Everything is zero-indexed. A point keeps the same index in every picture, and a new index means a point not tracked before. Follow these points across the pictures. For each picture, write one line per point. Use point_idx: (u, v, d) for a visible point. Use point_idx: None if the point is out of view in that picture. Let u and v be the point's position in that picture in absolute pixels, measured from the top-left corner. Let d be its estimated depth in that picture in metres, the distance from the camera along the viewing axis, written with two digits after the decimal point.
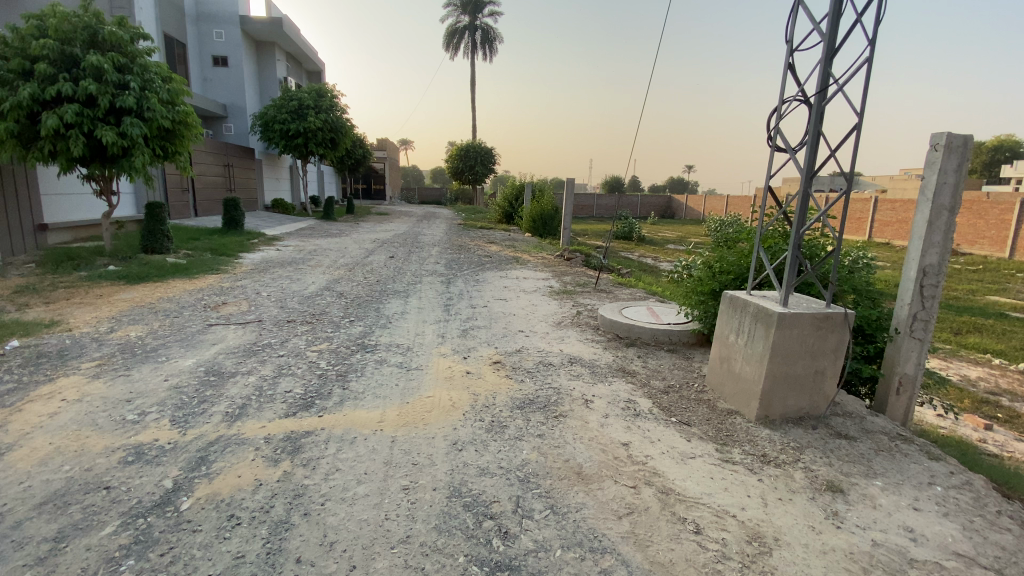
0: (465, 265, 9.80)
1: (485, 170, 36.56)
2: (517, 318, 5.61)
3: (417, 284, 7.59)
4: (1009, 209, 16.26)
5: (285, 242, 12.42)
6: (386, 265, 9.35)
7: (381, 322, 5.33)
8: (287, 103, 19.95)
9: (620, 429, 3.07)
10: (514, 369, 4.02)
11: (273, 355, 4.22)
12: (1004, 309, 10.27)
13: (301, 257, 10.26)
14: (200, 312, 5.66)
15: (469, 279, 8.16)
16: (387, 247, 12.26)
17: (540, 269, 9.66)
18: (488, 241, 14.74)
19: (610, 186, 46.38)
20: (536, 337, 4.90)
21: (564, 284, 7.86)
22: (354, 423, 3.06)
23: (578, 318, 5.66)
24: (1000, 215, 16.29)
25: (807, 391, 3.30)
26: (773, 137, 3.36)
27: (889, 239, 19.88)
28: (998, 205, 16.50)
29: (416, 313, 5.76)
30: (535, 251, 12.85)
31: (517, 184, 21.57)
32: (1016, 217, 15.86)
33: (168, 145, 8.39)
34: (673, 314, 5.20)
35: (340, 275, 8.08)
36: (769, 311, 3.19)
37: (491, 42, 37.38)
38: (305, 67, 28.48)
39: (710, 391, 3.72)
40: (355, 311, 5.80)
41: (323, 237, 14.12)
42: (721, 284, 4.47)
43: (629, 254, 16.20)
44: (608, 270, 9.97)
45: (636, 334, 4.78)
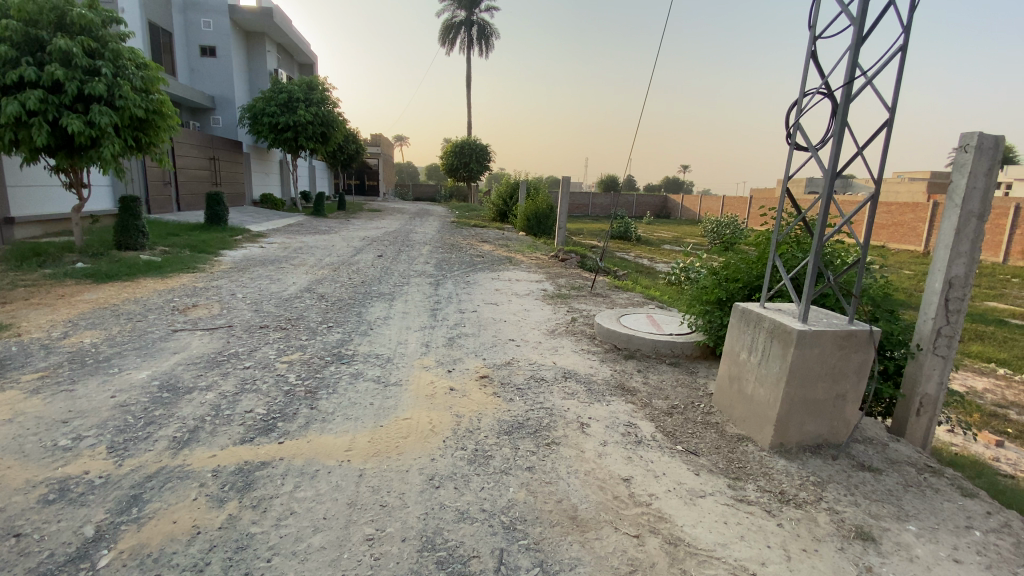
0: (455, 266, 9.41)
1: (480, 168, 36.19)
2: (507, 325, 5.26)
3: (404, 285, 7.22)
4: (1004, 214, 16.15)
5: (270, 239, 11.97)
6: (372, 265, 8.95)
7: (360, 328, 4.96)
8: (277, 96, 19.49)
9: (619, 460, 2.72)
10: (502, 384, 3.66)
11: (238, 368, 3.83)
12: (1006, 315, 10.06)
13: (284, 255, 9.83)
14: (166, 315, 5.25)
15: (458, 281, 7.78)
16: (375, 245, 11.86)
17: (533, 270, 9.31)
18: (480, 240, 14.37)
19: (606, 185, 46.13)
20: (527, 347, 4.54)
21: (558, 287, 7.50)
22: (318, 452, 2.70)
23: (573, 325, 5.31)
24: (994, 221, 16.17)
25: (826, 416, 2.97)
26: (792, 133, 3.03)
27: (884, 242, 19.71)
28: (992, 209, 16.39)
29: (399, 318, 5.37)
30: (529, 251, 12.50)
31: (512, 182, 21.22)
32: (1010, 222, 15.71)
33: (142, 135, 7.93)
34: (675, 323, 4.85)
35: (324, 276, 7.69)
36: (787, 327, 2.85)
37: (488, 38, 36.96)
38: (297, 60, 27.92)
39: (718, 413, 3.38)
40: (333, 316, 5.41)
41: (310, 234, 13.69)
42: (728, 292, 4.15)
43: (624, 254, 15.90)
44: (603, 272, 9.64)
45: (636, 345, 4.43)
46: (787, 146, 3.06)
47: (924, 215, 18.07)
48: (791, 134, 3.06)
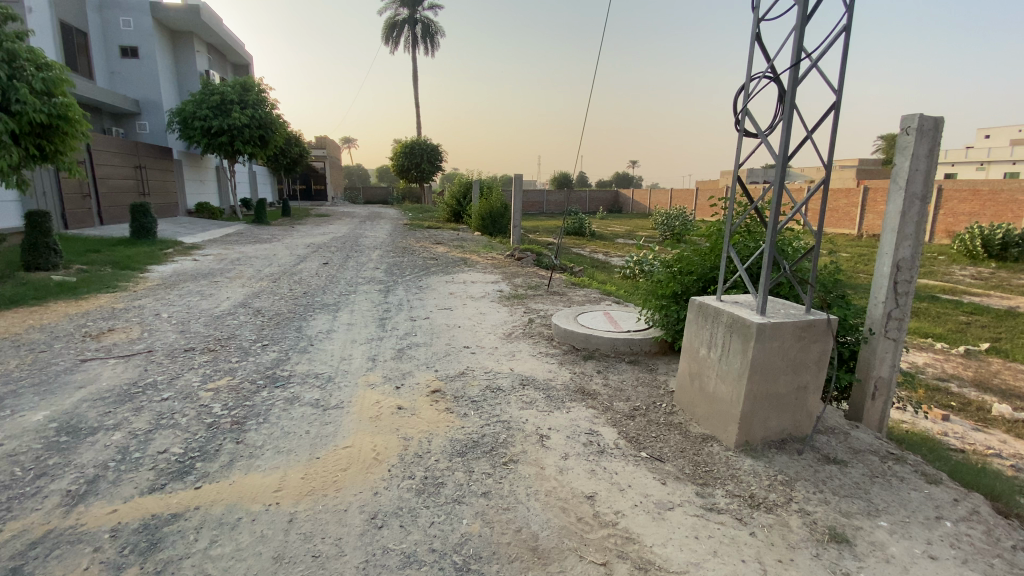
0: (407, 270, 9.02)
1: (432, 168, 35.54)
2: (461, 332, 4.98)
3: (351, 294, 6.81)
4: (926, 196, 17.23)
5: (204, 251, 11.15)
6: (317, 273, 8.44)
7: (301, 345, 4.55)
8: (208, 98, 18.23)
9: (581, 475, 2.51)
10: (456, 398, 3.39)
11: (153, 400, 3.38)
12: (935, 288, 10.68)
13: (220, 268, 9.15)
14: (76, 342, 4.65)
15: (410, 286, 7.42)
16: (322, 252, 11.27)
17: (489, 271, 9.07)
18: (434, 242, 14.00)
19: (559, 182, 46.39)
20: (483, 354, 4.28)
21: (514, 288, 7.27)
22: (242, 495, 2.35)
23: (530, 327, 5.10)
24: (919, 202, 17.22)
25: (789, 410, 2.88)
26: (741, 118, 2.90)
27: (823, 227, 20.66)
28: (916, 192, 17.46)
29: (344, 331, 5.00)
30: (484, 251, 12.24)
31: (464, 181, 20.88)
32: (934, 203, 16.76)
33: (45, 143, 7.09)
34: (633, 318, 4.72)
35: (262, 289, 7.15)
36: (747, 321, 2.72)
37: (432, 36, 36.33)
38: (230, 60, 26.48)
39: (680, 412, 3.24)
40: (271, 333, 4.97)
41: (251, 243, 12.89)
42: (684, 285, 4.06)
43: (579, 250, 15.90)
44: (559, 269, 9.54)
45: (595, 344, 4.26)
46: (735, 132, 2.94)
47: (856, 200, 19.06)
48: (739, 120, 2.94)
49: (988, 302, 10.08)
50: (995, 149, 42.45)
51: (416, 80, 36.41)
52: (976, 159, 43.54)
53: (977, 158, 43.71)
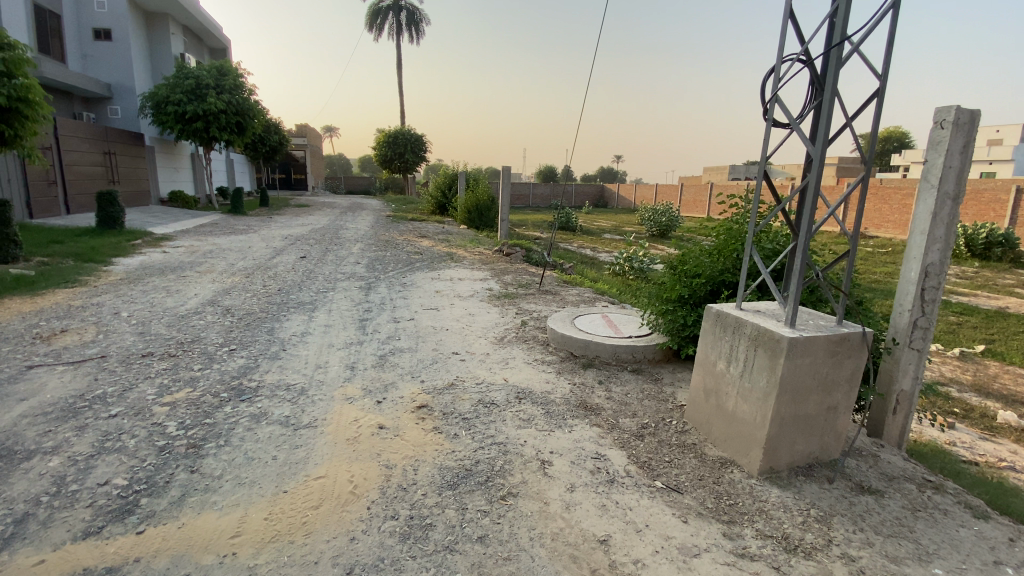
0: (390, 265, 8.59)
1: (416, 159, 34.84)
2: (449, 335, 4.61)
3: (330, 291, 6.40)
4: (910, 194, 17.23)
5: (175, 243, 10.54)
6: (295, 268, 7.96)
7: (273, 351, 4.14)
8: (181, 82, 17.36)
9: (592, 513, 2.19)
10: (444, 415, 3.03)
11: (98, 417, 2.95)
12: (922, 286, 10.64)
13: (191, 261, 8.60)
14: (19, 345, 4.15)
15: (394, 283, 7.00)
16: (301, 245, 10.77)
17: (476, 267, 8.70)
18: (418, 235, 13.55)
19: (545, 175, 46.02)
20: (473, 362, 3.93)
21: (503, 286, 6.92)
22: (193, 543, 1.97)
23: (523, 331, 4.75)
24: (903, 201, 17.29)
25: (817, 431, 2.60)
26: (770, 106, 2.59)
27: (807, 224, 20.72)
28: (900, 191, 17.45)
29: (322, 334, 4.59)
30: (471, 246, 11.86)
31: (449, 173, 20.41)
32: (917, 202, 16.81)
33: (6, 129, 6.46)
34: (634, 322, 4.41)
35: (235, 285, 6.67)
36: (775, 335, 2.42)
37: (417, 25, 35.55)
38: (207, 43, 25.46)
39: (693, 430, 2.94)
40: (241, 335, 4.53)
41: (225, 235, 12.28)
42: (691, 289, 3.77)
43: (567, 245, 15.59)
44: (549, 266, 9.22)
45: (594, 351, 3.93)
46: (763, 121, 2.61)
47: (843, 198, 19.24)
48: (767, 109, 2.63)
49: (976, 302, 10.06)
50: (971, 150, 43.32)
51: (400, 68, 35.53)
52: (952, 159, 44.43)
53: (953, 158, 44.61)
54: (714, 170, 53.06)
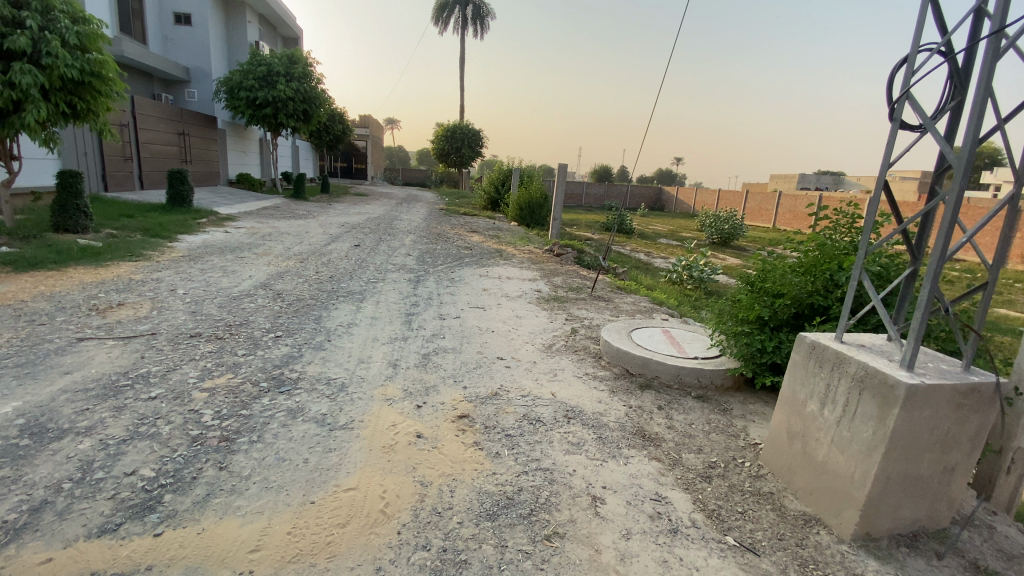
0: (439, 259, 8.48)
1: (472, 153, 34.99)
2: (495, 338, 4.38)
3: (378, 282, 6.32)
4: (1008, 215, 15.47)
5: (237, 224, 10.91)
6: (346, 256, 7.98)
7: (317, 340, 4.05)
8: (254, 69, 18.11)
9: (650, 569, 1.88)
10: (486, 428, 2.79)
11: (138, 399, 2.91)
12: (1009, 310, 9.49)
13: (249, 242, 8.81)
14: (78, 317, 4.26)
15: (441, 278, 6.86)
16: (353, 233, 10.88)
17: (526, 266, 8.44)
18: (469, 230, 13.45)
19: (600, 176, 45.14)
20: (520, 370, 3.67)
21: (553, 288, 6.63)
22: (210, 555, 1.82)
23: (573, 339, 4.45)
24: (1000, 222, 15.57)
25: (929, 497, 2.16)
26: (900, 103, 2.15)
27: None
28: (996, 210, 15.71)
29: (365, 326, 4.47)
30: (521, 243, 11.61)
31: (504, 168, 20.26)
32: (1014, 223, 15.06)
33: (77, 100, 6.76)
34: (700, 341, 4.03)
35: (287, 269, 6.72)
36: (888, 379, 2.02)
37: (482, 18, 35.58)
38: (281, 32, 26.48)
39: (771, 475, 2.56)
40: (287, 322, 4.48)
41: (285, 219, 12.63)
42: (771, 310, 3.39)
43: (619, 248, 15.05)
44: (601, 270, 8.82)
45: (654, 371, 3.59)
46: (888, 121, 2.18)
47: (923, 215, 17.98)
48: (893, 106, 2.19)
49: None
50: None
51: (462, 62, 35.74)
52: None
53: None
54: (780, 178, 50.39)
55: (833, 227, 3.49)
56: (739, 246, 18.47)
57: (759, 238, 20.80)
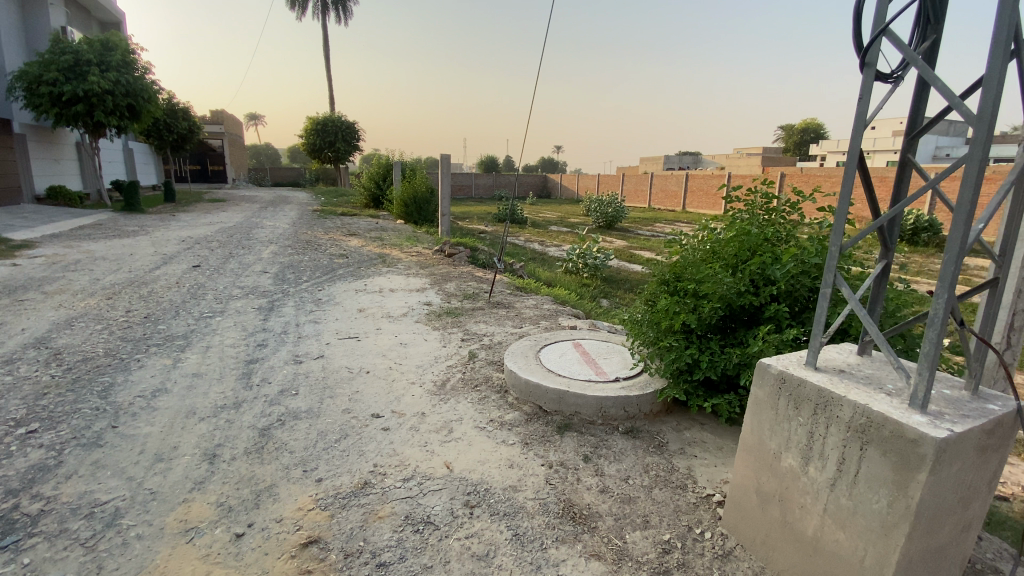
0: (306, 274, 7.11)
1: (349, 148, 32.43)
2: (370, 384, 3.36)
3: (218, 316, 4.92)
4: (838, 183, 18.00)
5: (32, 251, 8.44)
6: (180, 283, 6.32)
7: (95, 431, 2.74)
8: (55, 57, 14.21)
9: None
10: (346, 559, 1.84)
11: None
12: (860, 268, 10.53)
13: (42, 276, 6.69)
14: None
15: (305, 300, 5.59)
16: (198, 250, 8.97)
17: (412, 273, 7.42)
18: (347, 233, 11.99)
19: (486, 165, 44.63)
20: (402, 434, 2.72)
21: (444, 299, 5.70)
22: None
23: (472, 367, 3.59)
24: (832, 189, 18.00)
25: (948, 565, 1.63)
26: (873, 45, 1.67)
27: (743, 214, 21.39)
28: (829, 179, 18.23)
29: (182, 395, 3.21)
30: (408, 244, 10.52)
31: (383, 162, 18.75)
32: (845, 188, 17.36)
33: None
34: (619, 355, 3.33)
35: (87, 311, 5.03)
36: (905, 429, 1.45)
37: (344, 3, 32.91)
38: (96, 16, 21.98)
39: (741, 550, 1.94)
40: (53, 401, 3.06)
41: (106, 238, 10.15)
42: (696, 314, 2.76)
43: (513, 240, 14.55)
44: (496, 268, 8.10)
45: (572, 406, 2.82)
46: (860, 70, 1.69)
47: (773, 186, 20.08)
48: (865, 51, 1.71)
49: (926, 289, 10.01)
50: (880, 141, 46.83)
51: (327, 49, 32.76)
52: (864, 147, 47.58)
53: (868, 146, 47.72)
54: (650, 160, 54.07)
55: (748, 211, 3.02)
56: (625, 227, 18.98)
57: (640, 218, 21.60)
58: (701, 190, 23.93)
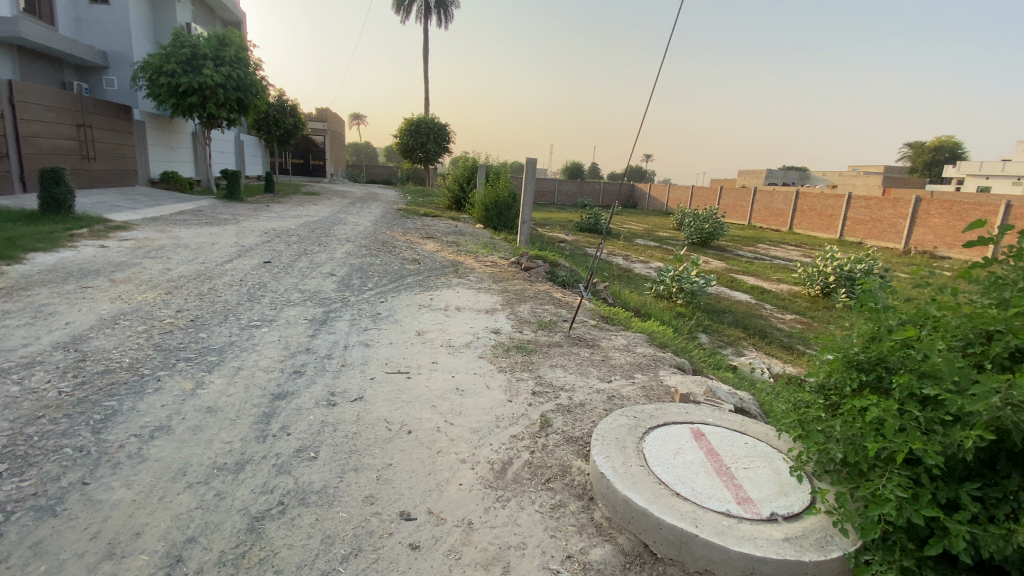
0: (372, 280, 6.56)
1: (438, 149, 32.84)
2: (407, 454, 2.53)
3: (262, 326, 4.39)
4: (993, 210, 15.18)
5: (128, 234, 8.76)
6: (243, 281, 5.97)
7: (60, 488, 2.10)
8: (176, 50, 15.19)
9: None
10: None
11: None
12: None
13: (121, 261, 6.69)
14: None
15: (362, 314, 4.94)
16: (275, 243, 8.87)
17: (484, 287, 6.64)
18: (425, 235, 11.59)
19: (572, 171, 43.51)
20: (435, 563, 1.83)
21: (515, 327, 4.78)
22: None
23: (543, 444, 2.63)
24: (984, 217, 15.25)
25: None
26: None
27: (862, 239, 18.92)
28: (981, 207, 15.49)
29: (181, 440, 2.55)
30: (484, 251, 9.82)
31: (470, 163, 18.38)
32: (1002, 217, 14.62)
33: None
34: (766, 467, 2.26)
35: (138, 306, 4.74)
36: None
37: (446, 6, 33.44)
38: (221, 15, 23.77)
39: None
40: (39, 433, 2.49)
41: (198, 225, 10.47)
42: (934, 440, 1.66)
43: (596, 252, 13.46)
44: (579, 289, 7.12)
45: (701, 560, 1.80)
46: None
47: (905, 211, 17.25)
48: None
49: None
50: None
51: (426, 51, 33.46)
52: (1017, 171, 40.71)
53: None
54: (750, 173, 50.09)
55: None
56: (722, 247, 17.08)
57: (741, 237, 19.48)
58: (813, 211, 21.30)
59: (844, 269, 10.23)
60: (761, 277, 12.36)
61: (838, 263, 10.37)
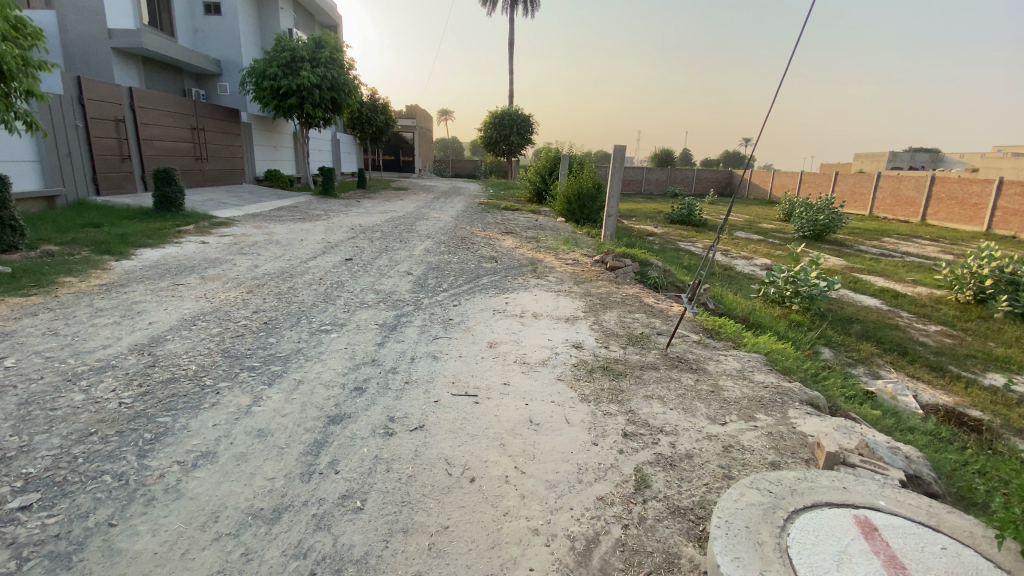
0: (447, 280, 6.24)
1: (521, 141, 32.50)
2: (469, 512, 2.05)
3: (330, 332, 4.18)
4: None
5: (228, 230, 9.27)
6: (321, 280, 5.90)
7: (85, 529, 1.94)
8: (278, 54, 16.06)
9: None
10: None
11: None
12: None
13: (215, 257, 6.98)
14: None
15: (432, 320, 4.60)
16: (358, 239, 8.94)
17: (565, 289, 6.06)
18: (505, 230, 11.22)
19: (660, 159, 41.19)
20: None
21: (600, 341, 4.15)
22: None
23: (641, 516, 2.04)
24: None
25: None
26: None
27: (1016, 232, 15.73)
28: None
29: (222, 473, 2.28)
30: (567, 248, 9.21)
31: (554, 153, 17.71)
32: None
33: None
34: None
35: (219, 306, 4.77)
36: None
37: None
38: (319, 20, 25.16)
39: None
40: (85, 454, 2.41)
41: (291, 221, 10.92)
42: None
43: (690, 247, 12.30)
44: (675, 294, 6.30)
45: None
46: None
47: None
48: None
49: None
50: None
51: (511, 42, 33.08)
52: None
53: None
54: (869, 156, 44.31)
55: None
56: (839, 241, 14.97)
57: (862, 230, 17.01)
58: (953, 199, 18.11)
59: (1008, 270, 8.32)
60: (893, 278, 10.56)
61: (998, 263, 8.46)
